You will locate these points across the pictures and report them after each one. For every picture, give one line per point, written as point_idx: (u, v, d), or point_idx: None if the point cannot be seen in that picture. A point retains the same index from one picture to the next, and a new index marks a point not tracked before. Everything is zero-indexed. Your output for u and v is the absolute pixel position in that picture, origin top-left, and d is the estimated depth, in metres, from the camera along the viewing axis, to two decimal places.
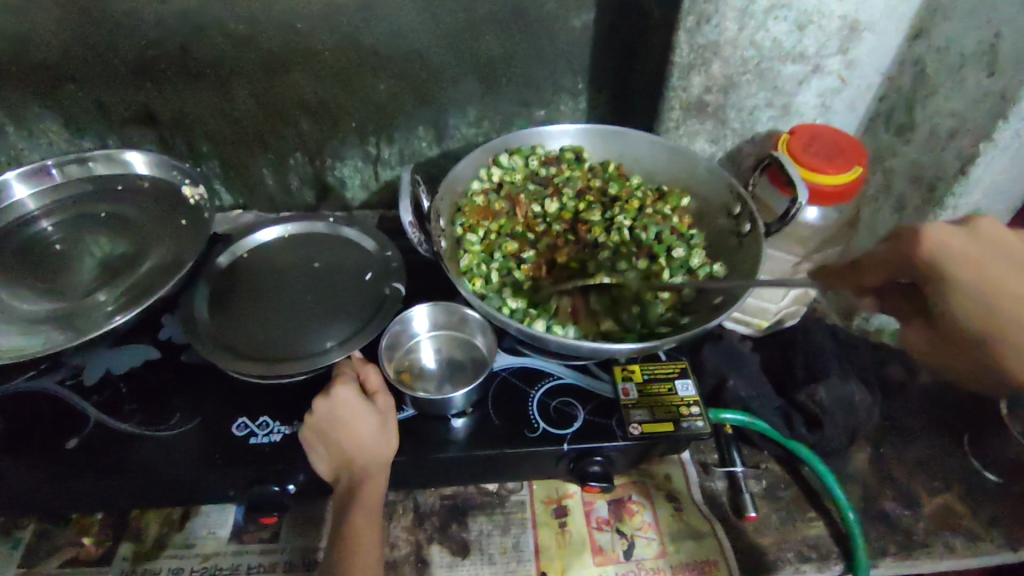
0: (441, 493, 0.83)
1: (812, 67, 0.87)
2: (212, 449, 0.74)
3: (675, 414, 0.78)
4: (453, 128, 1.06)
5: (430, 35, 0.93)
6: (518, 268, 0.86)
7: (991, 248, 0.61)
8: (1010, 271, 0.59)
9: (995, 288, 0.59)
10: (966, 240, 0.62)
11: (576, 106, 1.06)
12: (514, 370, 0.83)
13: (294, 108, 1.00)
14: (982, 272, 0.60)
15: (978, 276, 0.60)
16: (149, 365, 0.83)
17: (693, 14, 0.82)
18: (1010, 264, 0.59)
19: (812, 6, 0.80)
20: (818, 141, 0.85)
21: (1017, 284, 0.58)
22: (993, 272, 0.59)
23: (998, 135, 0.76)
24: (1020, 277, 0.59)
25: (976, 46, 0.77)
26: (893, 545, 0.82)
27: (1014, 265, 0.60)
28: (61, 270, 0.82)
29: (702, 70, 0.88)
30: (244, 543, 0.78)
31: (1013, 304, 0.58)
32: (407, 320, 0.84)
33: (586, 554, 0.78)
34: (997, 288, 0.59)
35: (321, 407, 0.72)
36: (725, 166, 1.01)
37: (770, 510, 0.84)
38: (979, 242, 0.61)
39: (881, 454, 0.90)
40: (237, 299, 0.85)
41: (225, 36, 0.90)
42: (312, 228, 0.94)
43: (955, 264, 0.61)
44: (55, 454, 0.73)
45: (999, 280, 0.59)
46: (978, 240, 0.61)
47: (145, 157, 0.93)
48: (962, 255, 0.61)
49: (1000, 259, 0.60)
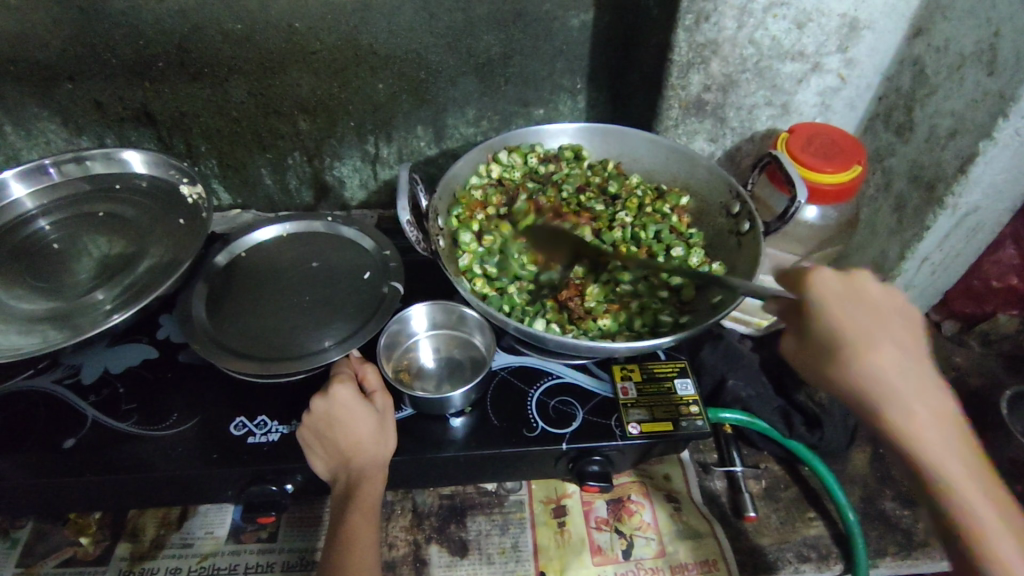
0: (440, 493, 0.83)
1: (811, 65, 0.87)
2: (209, 449, 0.74)
3: (674, 413, 0.78)
4: (452, 127, 1.06)
5: (428, 34, 0.93)
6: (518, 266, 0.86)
7: (861, 300, 0.56)
8: (891, 341, 0.54)
9: (863, 350, 0.54)
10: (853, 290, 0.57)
11: (575, 105, 1.06)
12: (512, 369, 0.83)
13: (292, 108, 0.99)
14: (858, 330, 0.54)
15: (845, 326, 0.55)
16: (147, 364, 0.83)
17: (692, 12, 0.81)
18: (872, 326, 0.55)
19: (811, 5, 0.80)
20: (816, 140, 0.85)
21: (899, 361, 0.54)
22: (869, 332, 0.54)
23: (998, 132, 0.75)
24: (903, 345, 0.55)
25: (975, 45, 0.77)
26: (893, 545, 0.81)
27: (904, 336, 0.55)
28: (58, 269, 0.82)
29: (701, 69, 0.87)
30: (241, 543, 0.78)
31: (899, 382, 0.53)
32: (406, 320, 0.84)
33: (584, 554, 0.78)
34: (871, 348, 0.54)
35: (319, 406, 0.72)
36: (724, 165, 1.00)
37: (769, 510, 0.84)
38: (851, 299, 0.56)
39: (881, 454, 0.90)
40: (235, 299, 0.84)
41: (223, 35, 0.90)
42: (310, 227, 0.94)
43: (820, 314, 0.56)
44: (52, 454, 0.73)
45: (875, 336, 0.54)
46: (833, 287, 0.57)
47: (143, 156, 0.93)
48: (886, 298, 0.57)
49: (888, 322, 0.55)
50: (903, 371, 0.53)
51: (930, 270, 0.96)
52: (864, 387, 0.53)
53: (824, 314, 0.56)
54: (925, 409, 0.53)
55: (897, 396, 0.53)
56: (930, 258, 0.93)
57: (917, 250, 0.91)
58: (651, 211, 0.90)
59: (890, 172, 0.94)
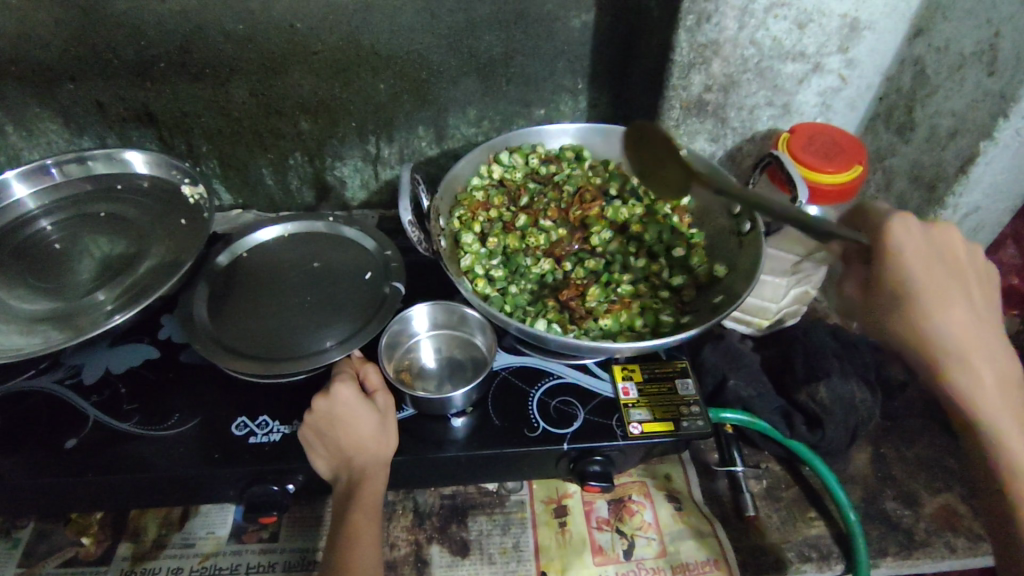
0: (441, 493, 0.83)
1: (812, 65, 0.87)
2: (212, 448, 0.74)
3: (676, 413, 0.78)
4: (453, 127, 1.06)
5: (429, 35, 0.93)
6: (520, 266, 0.86)
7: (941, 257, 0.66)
8: (967, 294, 0.66)
9: (948, 297, 0.65)
10: (916, 239, 0.67)
11: (575, 106, 1.06)
12: (514, 369, 0.83)
13: (293, 108, 0.99)
14: (940, 280, 0.65)
15: (925, 277, 0.65)
16: (148, 364, 0.83)
17: (693, 12, 0.81)
18: (956, 276, 0.66)
19: (812, 5, 0.81)
20: (817, 141, 0.85)
21: (973, 310, 0.65)
22: (947, 283, 0.65)
23: (999, 133, 0.75)
24: (953, 291, 0.65)
25: (975, 45, 0.77)
26: (894, 545, 0.81)
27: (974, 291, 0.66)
28: (60, 269, 0.82)
29: (702, 69, 0.87)
30: (243, 543, 0.78)
31: (951, 320, 0.64)
32: (407, 320, 0.84)
33: (586, 554, 0.78)
34: (947, 300, 0.65)
35: (320, 405, 0.72)
36: (724, 165, 1.00)
37: (770, 510, 0.84)
38: (934, 252, 0.66)
39: (882, 454, 0.90)
40: (236, 299, 0.85)
41: (224, 35, 0.90)
42: (311, 227, 0.94)
43: (903, 266, 0.66)
44: (55, 454, 0.73)
45: (949, 291, 0.65)
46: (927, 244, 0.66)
47: (145, 157, 0.93)
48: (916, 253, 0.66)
49: (963, 275, 0.66)
50: (969, 314, 0.65)
51: None
52: (934, 326, 0.64)
53: (917, 269, 0.65)
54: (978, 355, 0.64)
55: (967, 335, 0.64)
56: None
57: None
58: (652, 213, 0.91)
59: (891, 172, 0.94)
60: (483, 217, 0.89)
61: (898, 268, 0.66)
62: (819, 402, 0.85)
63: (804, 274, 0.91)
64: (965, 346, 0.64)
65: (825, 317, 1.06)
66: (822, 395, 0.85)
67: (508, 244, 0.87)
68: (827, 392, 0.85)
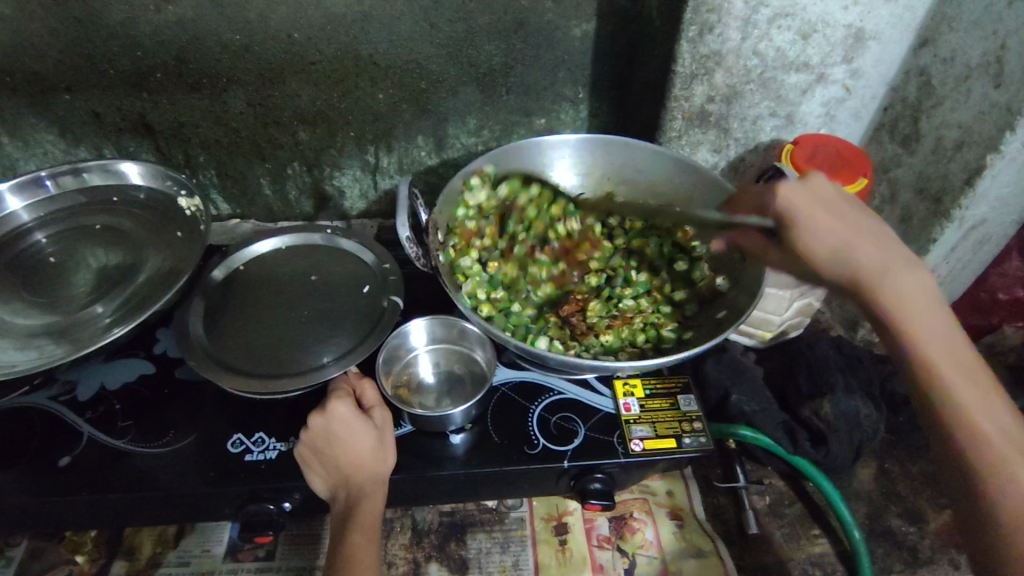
0: (439, 510, 0.82)
1: (816, 76, 0.86)
2: (207, 466, 0.73)
3: (678, 429, 0.77)
4: (453, 137, 1.05)
5: (428, 44, 0.92)
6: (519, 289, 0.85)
7: (836, 210, 0.64)
8: (869, 234, 0.62)
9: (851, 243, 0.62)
10: (802, 195, 0.65)
11: (576, 115, 1.05)
12: (514, 385, 0.82)
13: (291, 118, 0.98)
14: (839, 228, 0.63)
15: (822, 230, 0.63)
16: (144, 379, 0.82)
17: (696, 23, 0.80)
18: (860, 225, 0.63)
19: (816, 16, 0.80)
20: (822, 152, 0.83)
21: (879, 249, 0.61)
22: (845, 232, 0.63)
23: (1005, 146, 0.75)
24: (856, 237, 0.62)
25: (982, 57, 0.76)
26: (899, 563, 0.80)
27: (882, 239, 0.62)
28: (56, 283, 0.81)
29: (705, 80, 0.86)
30: (239, 561, 0.77)
31: (856, 260, 0.61)
32: (405, 334, 0.83)
33: (586, 573, 0.77)
34: (847, 247, 0.62)
35: (316, 424, 0.70)
36: (727, 175, 0.99)
37: (773, 527, 0.83)
38: (823, 204, 0.65)
39: (886, 469, 0.89)
40: (233, 313, 0.84)
41: (220, 45, 0.89)
42: (309, 239, 0.93)
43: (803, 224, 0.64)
44: (49, 472, 0.72)
45: (851, 240, 0.62)
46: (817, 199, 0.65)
47: (141, 168, 0.92)
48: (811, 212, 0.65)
49: (863, 220, 0.64)
50: (881, 254, 0.61)
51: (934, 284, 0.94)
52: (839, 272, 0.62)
53: (811, 224, 0.64)
54: (911, 296, 0.59)
55: (879, 274, 0.60)
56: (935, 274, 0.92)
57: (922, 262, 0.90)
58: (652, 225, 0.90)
59: (895, 183, 0.93)
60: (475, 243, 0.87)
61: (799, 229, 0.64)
62: (823, 417, 0.84)
63: (808, 288, 0.89)
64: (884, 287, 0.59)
65: (828, 328, 1.05)
66: (825, 411, 0.84)
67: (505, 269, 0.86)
68: (831, 408, 0.84)
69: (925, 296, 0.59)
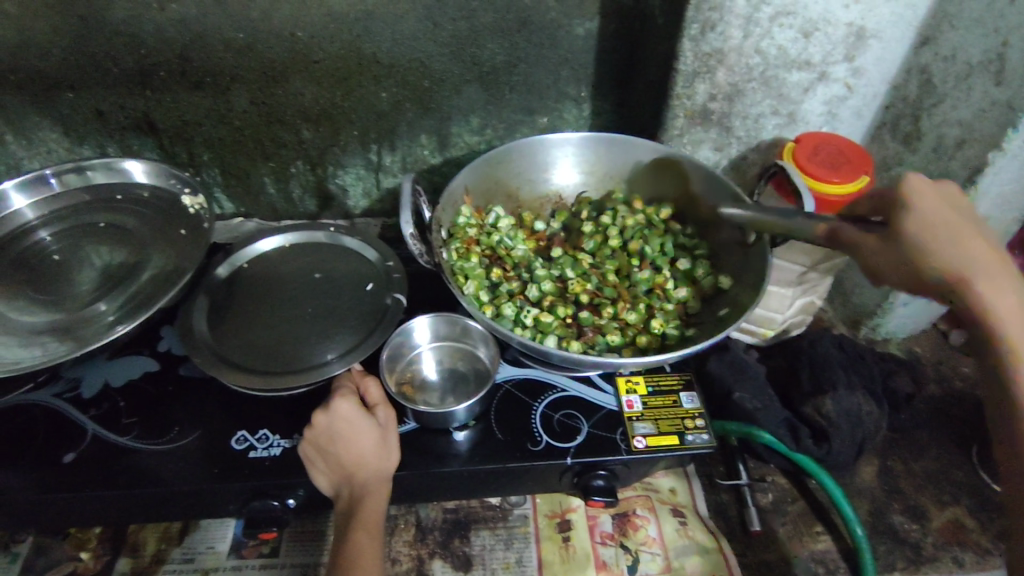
0: (443, 507, 0.82)
1: (818, 74, 0.86)
2: (211, 463, 0.73)
3: (681, 426, 0.77)
4: (456, 136, 1.06)
5: (431, 43, 0.92)
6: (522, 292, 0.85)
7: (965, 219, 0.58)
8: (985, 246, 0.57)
9: (963, 246, 0.56)
10: (927, 191, 0.60)
11: (579, 114, 1.06)
12: (517, 382, 0.82)
13: (295, 117, 0.99)
14: (956, 233, 0.57)
15: (930, 225, 0.58)
16: (148, 376, 0.82)
17: (698, 21, 0.80)
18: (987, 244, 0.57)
19: (818, 14, 0.80)
20: (824, 150, 0.84)
21: (998, 263, 0.56)
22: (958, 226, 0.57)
23: (1007, 144, 0.75)
24: (969, 243, 0.56)
25: (983, 54, 0.76)
26: (902, 559, 0.80)
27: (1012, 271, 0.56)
28: (60, 280, 0.81)
29: (706, 78, 0.86)
30: (243, 558, 0.77)
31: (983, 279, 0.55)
32: (409, 331, 0.83)
33: (589, 570, 0.77)
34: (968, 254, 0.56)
35: (320, 421, 0.70)
36: (730, 174, 0.99)
37: (776, 524, 0.83)
38: (946, 207, 0.59)
39: (888, 467, 0.89)
40: (237, 310, 0.84)
41: (225, 44, 0.89)
42: (312, 237, 0.94)
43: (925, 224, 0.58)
44: (53, 468, 0.72)
45: (963, 238, 0.57)
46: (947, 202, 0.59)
47: (144, 166, 0.93)
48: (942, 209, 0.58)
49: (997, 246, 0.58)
50: (989, 263, 0.56)
51: None
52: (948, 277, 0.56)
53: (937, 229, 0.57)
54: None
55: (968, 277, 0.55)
56: None
57: None
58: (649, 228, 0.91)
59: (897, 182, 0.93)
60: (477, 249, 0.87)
61: (912, 227, 0.58)
62: (825, 415, 0.84)
63: (810, 284, 0.91)
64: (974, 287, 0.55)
65: (830, 326, 1.05)
66: (828, 408, 0.84)
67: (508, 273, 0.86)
68: (833, 405, 0.84)
69: None
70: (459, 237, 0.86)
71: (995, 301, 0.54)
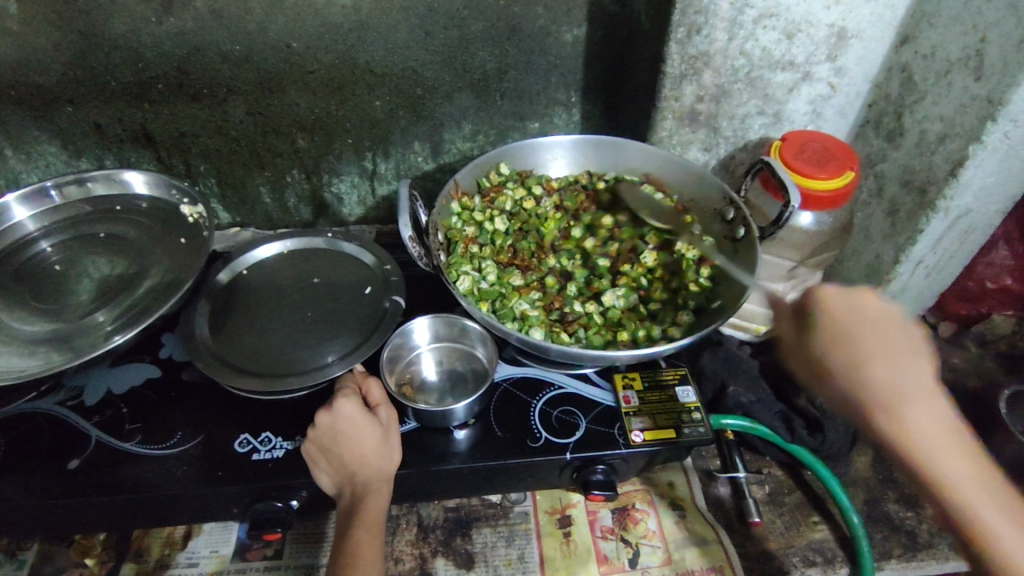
0: (444, 506, 0.83)
1: (802, 74, 0.89)
2: (214, 466, 0.74)
3: (677, 420, 0.78)
4: (449, 142, 1.08)
5: (424, 51, 0.94)
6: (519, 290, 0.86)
7: (858, 319, 0.61)
8: (891, 359, 0.58)
9: (918, 400, 0.57)
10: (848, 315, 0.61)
11: (569, 118, 1.08)
12: (515, 380, 0.83)
13: (290, 126, 1.00)
14: (888, 361, 0.58)
15: (868, 364, 0.58)
16: (150, 383, 0.83)
17: (684, 25, 0.82)
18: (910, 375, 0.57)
19: (800, 16, 0.82)
20: (810, 147, 0.86)
21: (904, 392, 0.57)
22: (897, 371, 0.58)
23: (987, 136, 0.75)
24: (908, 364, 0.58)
25: (962, 51, 0.77)
26: (898, 547, 0.82)
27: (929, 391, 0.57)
28: (61, 290, 0.82)
29: (694, 80, 0.88)
30: (247, 560, 0.77)
31: (899, 414, 0.56)
32: (408, 333, 0.84)
33: (591, 564, 0.78)
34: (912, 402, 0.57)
35: (323, 420, 0.72)
36: (718, 174, 1.02)
37: (774, 514, 0.84)
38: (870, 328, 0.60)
39: (882, 457, 0.91)
40: (236, 317, 0.85)
41: (221, 56, 0.91)
42: (311, 244, 0.95)
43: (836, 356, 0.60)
44: (57, 475, 0.73)
45: (903, 378, 0.57)
46: (846, 312, 0.61)
47: (144, 176, 0.94)
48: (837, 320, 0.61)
49: (863, 331, 0.60)
50: (919, 382, 0.57)
51: (925, 273, 0.95)
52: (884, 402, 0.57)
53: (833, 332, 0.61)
54: (926, 423, 0.56)
55: (908, 405, 0.56)
56: (924, 262, 0.93)
57: (912, 253, 0.90)
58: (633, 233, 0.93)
59: (882, 177, 0.94)
60: (473, 252, 0.89)
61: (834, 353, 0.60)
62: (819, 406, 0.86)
63: (801, 278, 0.97)
64: (902, 420, 0.56)
65: None
66: None
67: (503, 275, 0.87)
68: None
69: (951, 428, 0.56)
70: (458, 240, 0.88)
71: (917, 418, 0.56)
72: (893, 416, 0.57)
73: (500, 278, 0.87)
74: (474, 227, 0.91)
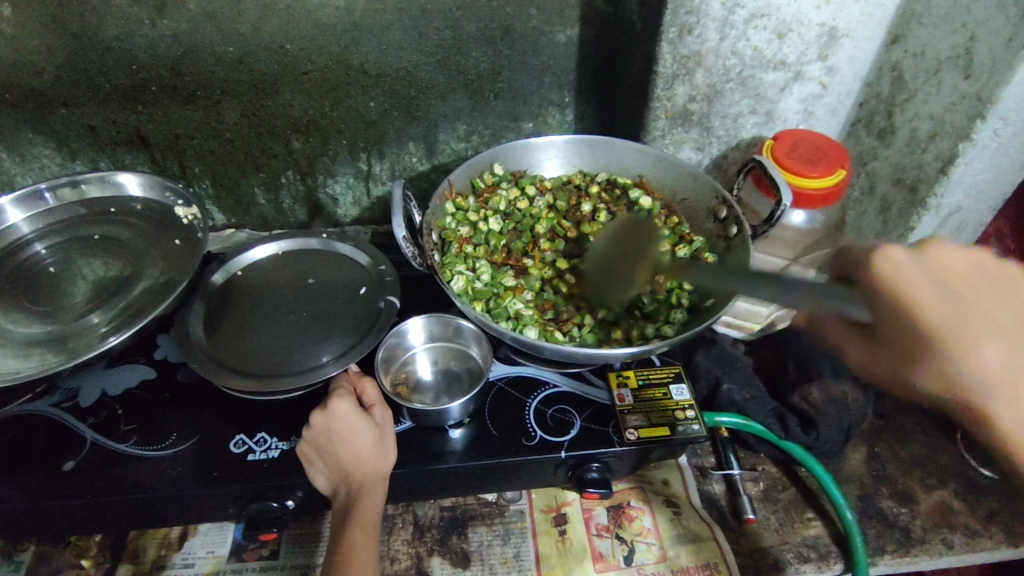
0: (440, 505, 0.83)
1: (793, 73, 0.90)
2: (210, 467, 0.74)
3: (671, 418, 0.79)
4: (443, 142, 1.08)
5: (417, 52, 0.94)
6: (512, 290, 0.87)
7: (942, 277, 0.55)
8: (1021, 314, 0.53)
9: (1002, 342, 0.52)
10: (918, 274, 0.56)
11: (563, 118, 1.09)
12: (510, 380, 0.84)
13: (285, 127, 1.01)
14: (990, 312, 0.53)
15: (942, 315, 0.54)
16: (145, 384, 0.83)
17: (675, 25, 0.83)
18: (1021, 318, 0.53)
19: (791, 16, 0.83)
20: (801, 146, 0.86)
21: (997, 333, 0.52)
22: (1010, 333, 0.53)
23: (976, 134, 0.76)
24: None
25: (951, 50, 0.78)
26: (891, 543, 0.82)
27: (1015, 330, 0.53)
28: (55, 292, 0.82)
29: (686, 80, 0.89)
30: (243, 560, 0.78)
31: (981, 360, 0.52)
32: (403, 333, 0.85)
33: (586, 561, 0.78)
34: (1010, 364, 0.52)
35: (318, 421, 0.72)
36: (711, 173, 1.02)
37: (768, 511, 0.85)
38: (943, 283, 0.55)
39: (876, 453, 0.91)
40: (231, 318, 0.85)
41: (215, 58, 0.91)
42: (306, 244, 0.95)
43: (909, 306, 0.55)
44: (52, 476, 0.73)
45: (971, 318, 0.53)
46: (939, 262, 0.56)
47: (138, 179, 0.94)
48: (923, 273, 0.55)
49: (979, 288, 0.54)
50: (998, 322, 0.53)
51: None
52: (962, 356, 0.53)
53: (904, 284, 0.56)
54: (1001, 365, 0.52)
55: (985, 350, 0.52)
56: None
57: None
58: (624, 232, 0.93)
59: (873, 175, 0.95)
60: (467, 252, 0.89)
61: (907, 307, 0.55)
62: (812, 403, 0.86)
63: (795, 277, 0.95)
64: (975, 364, 0.52)
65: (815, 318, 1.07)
66: (815, 396, 0.86)
67: (497, 275, 0.88)
68: (820, 393, 0.86)
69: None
70: (452, 239, 0.89)
71: (999, 360, 0.52)
72: (961, 355, 0.53)
73: (494, 277, 0.88)
74: (468, 227, 0.92)
